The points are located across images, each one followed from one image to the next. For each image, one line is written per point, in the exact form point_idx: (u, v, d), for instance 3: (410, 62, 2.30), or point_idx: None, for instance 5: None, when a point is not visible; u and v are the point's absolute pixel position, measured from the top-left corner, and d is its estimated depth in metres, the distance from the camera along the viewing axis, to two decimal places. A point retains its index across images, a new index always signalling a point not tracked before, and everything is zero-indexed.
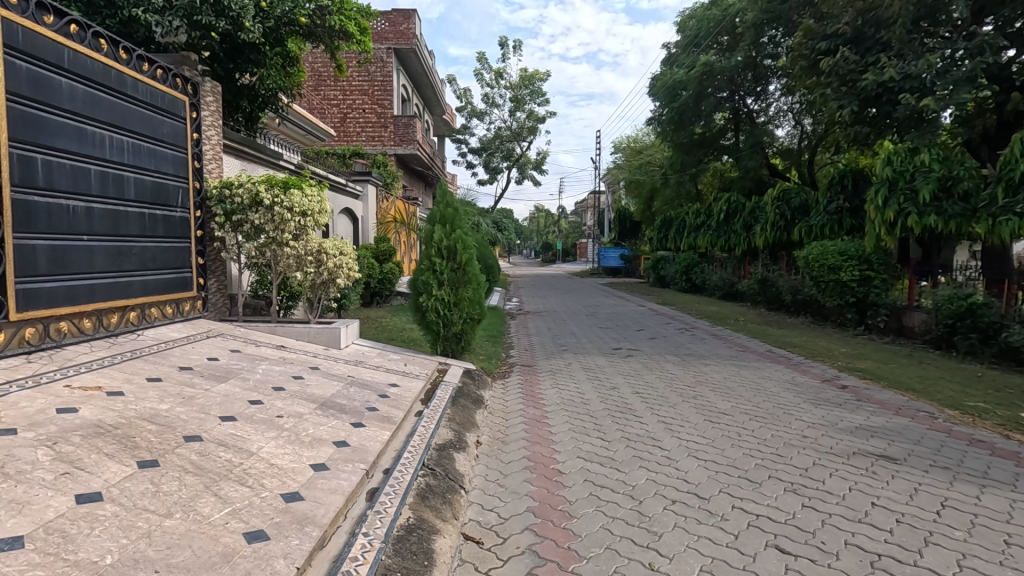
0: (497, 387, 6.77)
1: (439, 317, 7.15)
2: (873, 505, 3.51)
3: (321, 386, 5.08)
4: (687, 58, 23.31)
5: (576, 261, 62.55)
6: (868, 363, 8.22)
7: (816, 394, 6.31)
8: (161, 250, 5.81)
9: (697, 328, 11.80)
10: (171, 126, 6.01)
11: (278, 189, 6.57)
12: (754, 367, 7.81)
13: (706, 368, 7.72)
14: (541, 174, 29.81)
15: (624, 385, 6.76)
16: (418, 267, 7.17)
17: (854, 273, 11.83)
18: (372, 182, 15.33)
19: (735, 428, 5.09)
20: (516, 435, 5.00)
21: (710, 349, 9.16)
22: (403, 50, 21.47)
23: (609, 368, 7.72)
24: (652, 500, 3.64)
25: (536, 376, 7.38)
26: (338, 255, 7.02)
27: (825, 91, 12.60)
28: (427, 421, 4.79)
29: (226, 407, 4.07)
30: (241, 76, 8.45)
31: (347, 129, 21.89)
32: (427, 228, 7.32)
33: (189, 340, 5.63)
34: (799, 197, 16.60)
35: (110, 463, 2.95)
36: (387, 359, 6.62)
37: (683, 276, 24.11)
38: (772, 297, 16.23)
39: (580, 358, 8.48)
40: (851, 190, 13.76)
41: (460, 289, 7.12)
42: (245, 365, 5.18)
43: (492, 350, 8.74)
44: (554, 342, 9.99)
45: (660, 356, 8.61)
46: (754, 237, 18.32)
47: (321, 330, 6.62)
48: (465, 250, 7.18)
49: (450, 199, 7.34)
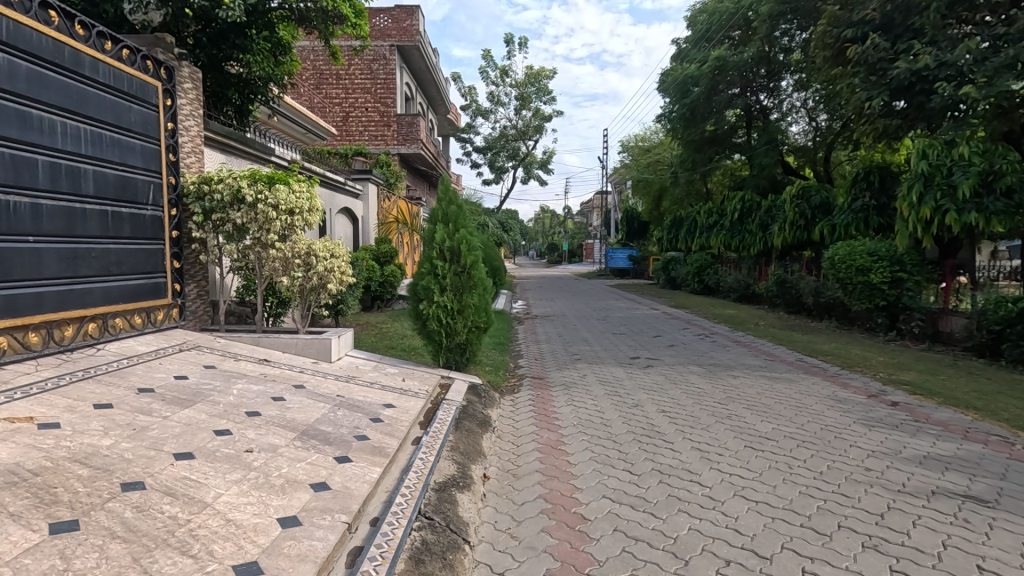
0: (506, 405, 6.07)
1: (442, 326, 6.48)
2: (980, 571, 2.81)
3: (304, 409, 4.40)
4: (698, 53, 22.54)
5: (582, 262, 61.82)
6: (912, 374, 7.47)
7: (866, 413, 5.58)
8: (128, 253, 5.16)
9: (718, 334, 11.05)
10: (140, 114, 5.37)
11: (262, 184, 5.94)
12: (788, 379, 7.08)
13: (736, 381, 6.99)
14: (547, 173, 29.13)
15: (648, 402, 6.05)
16: (418, 270, 6.51)
17: (886, 275, 11.07)
18: (372, 181, 14.67)
19: (785, 458, 4.37)
20: (529, 467, 4.31)
21: (736, 359, 8.43)
22: (406, 47, 20.90)
23: (629, 381, 7.01)
24: (701, 561, 2.95)
25: (548, 390, 6.67)
26: (328, 259, 6.31)
27: (852, 81, 11.85)
28: (425, 452, 4.11)
29: (184, 441, 3.40)
30: (228, 65, 7.84)
31: (350, 128, 21.25)
32: (427, 227, 6.66)
33: (159, 355, 4.96)
34: (820, 195, 15.83)
35: (11, 529, 2.30)
36: (384, 374, 5.94)
37: (694, 277, 23.34)
38: (792, 300, 15.45)
39: (595, 369, 7.77)
40: (877, 186, 12.99)
41: (464, 295, 6.46)
42: (217, 385, 4.51)
43: (499, 361, 8.04)
44: (565, 350, 9.29)
45: (682, 366, 7.89)
46: (771, 236, 17.56)
47: (311, 341, 5.96)
48: (470, 252, 6.55)
49: (454, 196, 6.70)
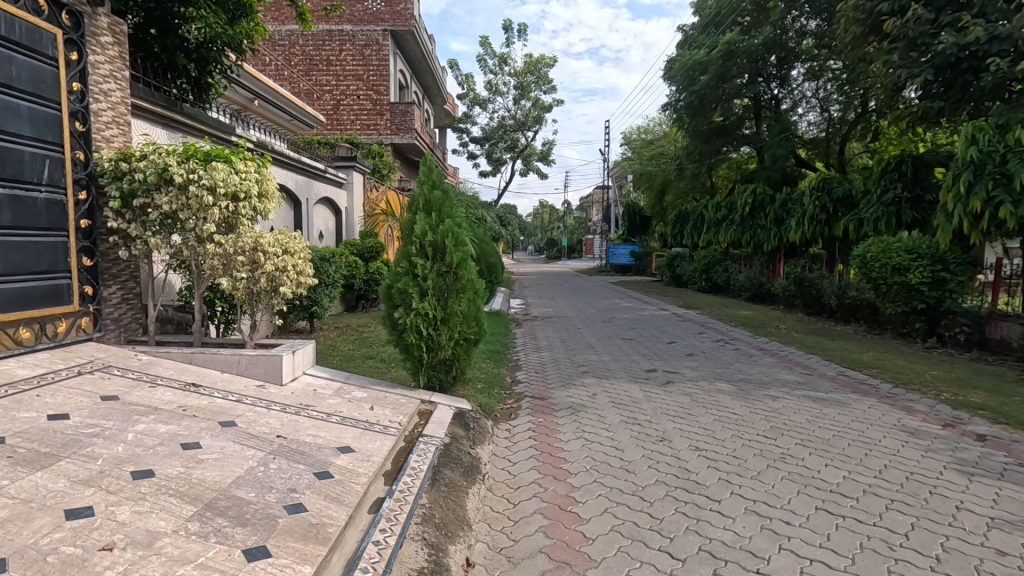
0: (501, 438, 4.90)
1: (422, 339, 5.26)
2: None
3: (221, 464, 3.19)
4: (706, 38, 21.22)
5: (581, 257, 60.34)
6: (980, 394, 6.33)
7: (957, 454, 4.42)
8: (8, 247, 4.01)
9: (739, 341, 9.88)
10: (28, 68, 4.20)
11: (197, 162, 4.76)
12: (838, 401, 5.93)
13: (776, 404, 5.84)
14: (547, 165, 27.94)
15: (677, 435, 4.88)
16: (394, 270, 5.34)
17: (925, 275, 9.96)
18: (357, 168, 13.41)
19: (878, 532, 3.21)
20: (530, 545, 3.13)
21: (768, 373, 7.27)
22: (400, 32, 19.66)
23: (648, 404, 5.83)
24: None
25: (552, 416, 5.50)
26: (280, 255, 5.04)
27: (889, 58, 10.66)
28: (384, 530, 2.92)
29: (2, 539, 2.23)
30: (184, 26, 6.88)
31: (341, 116, 19.85)
32: (406, 216, 5.49)
33: (42, 383, 3.76)
34: (842, 186, 14.60)
35: None
36: (347, 401, 4.74)
37: (702, 275, 22.16)
38: (812, 301, 14.27)
39: (607, 386, 6.60)
40: (910, 176, 11.83)
41: (449, 300, 5.28)
42: (105, 429, 3.31)
43: (494, 377, 6.85)
44: (570, 361, 8.10)
45: (708, 383, 6.72)
46: (788, 231, 16.40)
47: (256, 358, 4.78)
48: (458, 247, 5.39)
49: (438, 179, 5.53)
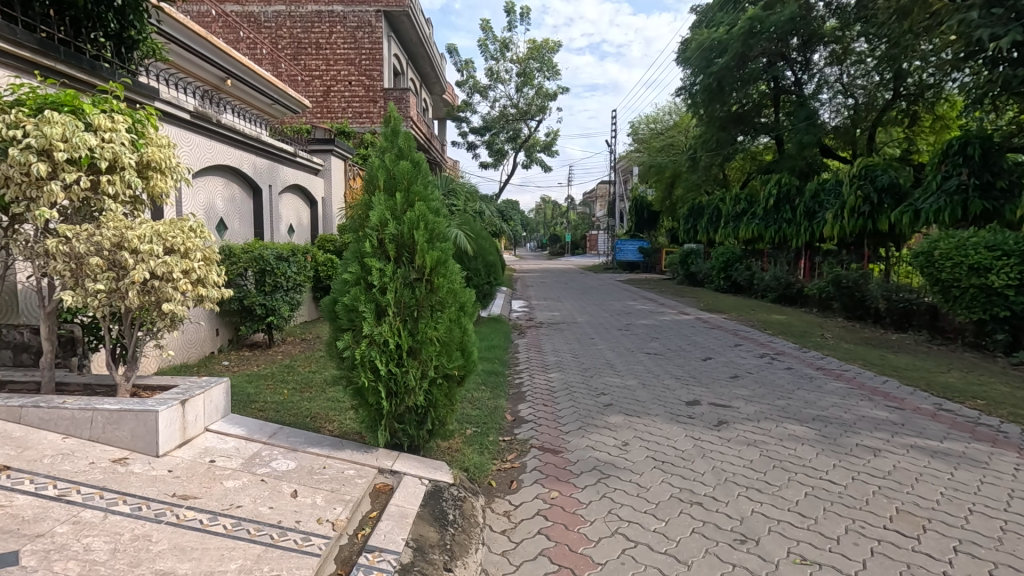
0: (498, 537, 3.20)
1: (383, 381, 3.57)
2: None
3: None
4: (725, 17, 19.25)
5: (585, 254, 58.56)
6: None
7: None
8: None
9: (787, 356, 8.19)
10: None
11: (24, 113, 3.12)
12: (971, 459, 4.26)
13: (887, 464, 4.15)
14: (551, 157, 26.16)
15: (766, 531, 3.18)
16: (342, 278, 3.65)
17: (1012, 276, 8.24)
18: (336, 153, 11.74)
19: None
20: None
21: (847, 407, 5.57)
22: (394, 14, 17.91)
23: (706, 465, 4.14)
24: None
25: (569, 487, 3.79)
26: (162, 255, 3.31)
27: (965, 17, 8.84)
28: None
29: None
30: None
31: (330, 104, 18.10)
32: (361, 198, 3.84)
33: None
34: (888, 174, 12.75)
35: None
36: (258, 482, 3.06)
37: (718, 272, 20.36)
38: (853, 304, 12.57)
39: (640, 430, 4.90)
40: (977, 160, 10.13)
41: (420, 322, 3.61)
42: None
43: (488, 415, 5.17)
44: (586, 387, 6.40)
45: (775, 424, 5.05)
46: (822, 224, 14.70)
47: (118, 415, 3.11)
48: (433, 244, 3.73)
49: (407, 148, 3.92)
